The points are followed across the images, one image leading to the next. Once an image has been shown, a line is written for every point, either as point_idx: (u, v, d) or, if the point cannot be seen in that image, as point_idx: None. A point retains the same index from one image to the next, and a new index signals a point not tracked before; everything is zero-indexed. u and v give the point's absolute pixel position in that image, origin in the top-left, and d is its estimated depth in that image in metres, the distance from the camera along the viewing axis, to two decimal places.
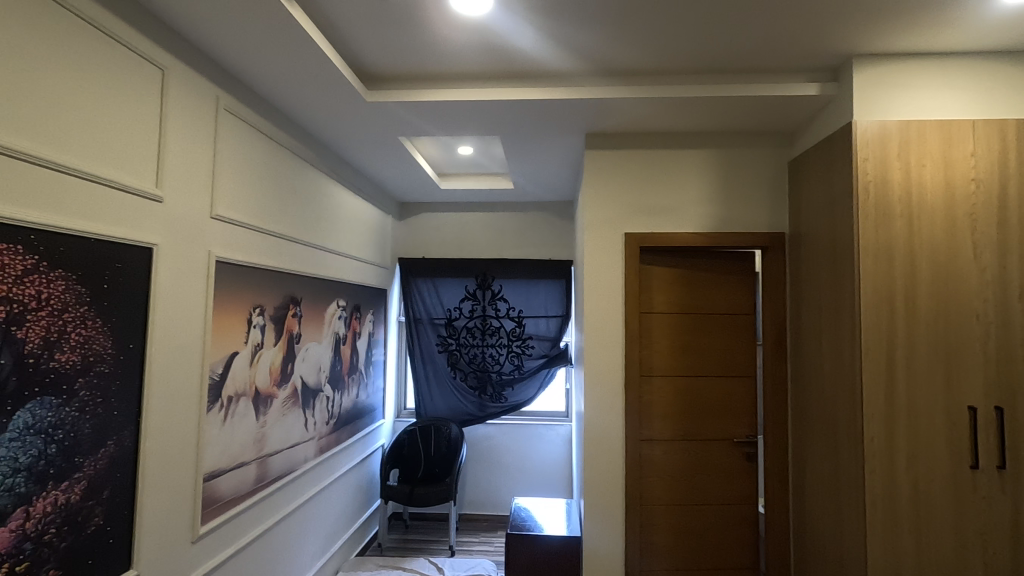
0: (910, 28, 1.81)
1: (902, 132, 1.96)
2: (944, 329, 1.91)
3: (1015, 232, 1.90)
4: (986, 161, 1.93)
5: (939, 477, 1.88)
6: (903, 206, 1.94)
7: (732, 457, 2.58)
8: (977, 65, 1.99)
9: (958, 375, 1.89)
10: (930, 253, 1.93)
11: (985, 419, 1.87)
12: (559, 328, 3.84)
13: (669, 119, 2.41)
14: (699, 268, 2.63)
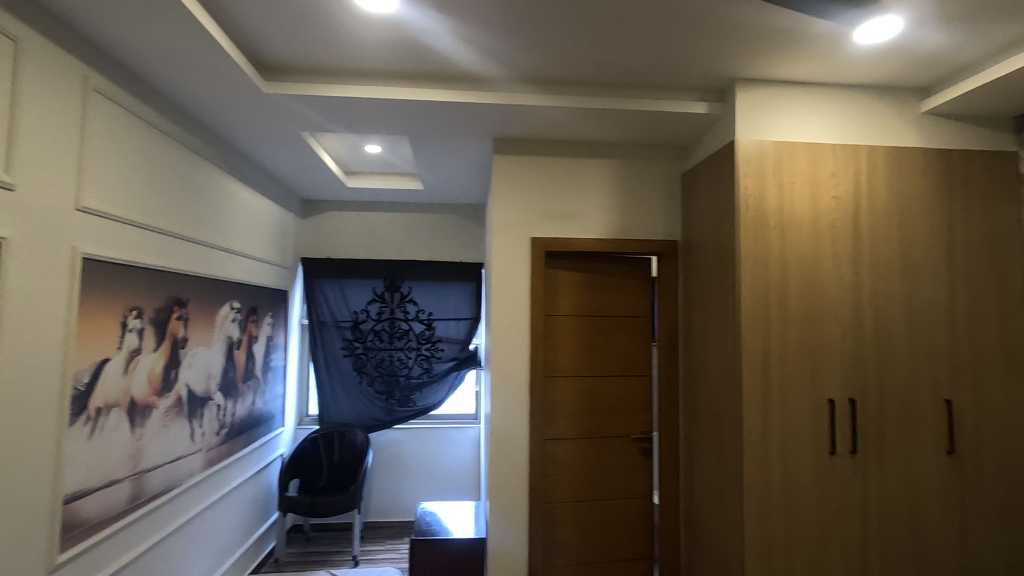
0: (783, 58, 2.00)
1: (776, 152, 2.16)
2: (809, 330, 2.12)
3: (866, 245, 2.16)
4: (844, 181, 2.18)
5: (805, 463, 2.09)
6: (777, 219, 2.14)
7: (629, 453, 2.71)
8: (837, 95, 2.24)
9: (820, 371, 2.12)
10: (798, 262, 2.14)
11: (842, 410, 2.11)
12: (469, 331, 3.84)
13: (573, 128, 2.49)
14: (601, 272, 2.74)
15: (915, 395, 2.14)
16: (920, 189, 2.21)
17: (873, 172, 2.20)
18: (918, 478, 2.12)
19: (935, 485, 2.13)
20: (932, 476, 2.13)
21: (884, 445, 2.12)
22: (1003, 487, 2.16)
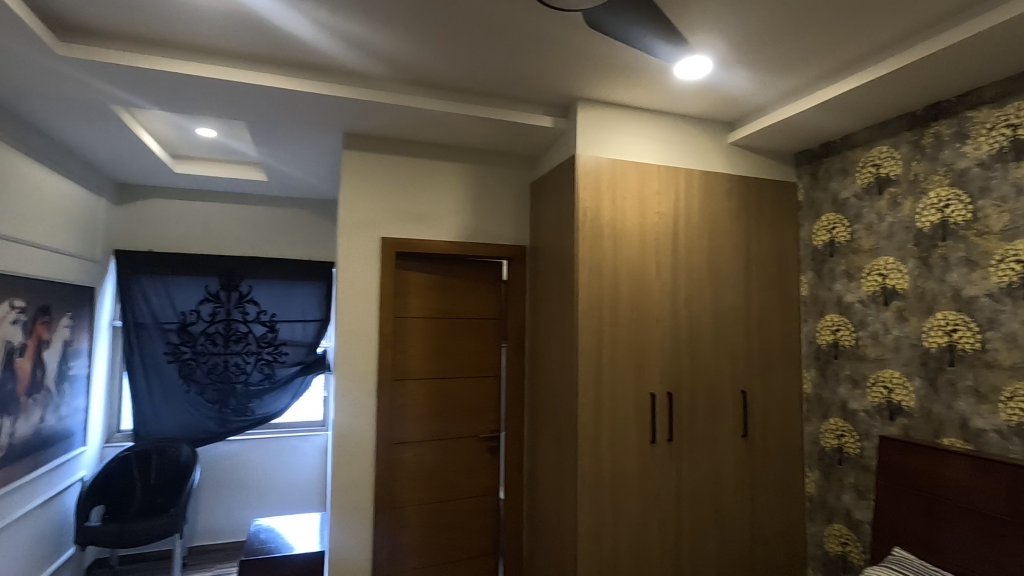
0: (617, 83, 2.20)
1: (611, 168, 2.36)
2: (636, 331, 2.35)
3: (683, 256, 2.45)
4: (666, 199, 2.45)
5: (630, 452, 2.30)
6: (611, 230, 2.34)
7: (477, 453, 2.76)
8: (662, 122, 2.50)
9: (644, 368, 2.35)
10: (628, 269, 2.36)
11: (662, 403, 2.36)
12: (317, 333, 3.65)
13: (425, 130, 2.49)
14: (453, 275, 2.76)
15: (719, 388, 2.47)
16: (726, 210, 2.56)
17: (689, 192, 2.50)
18: (720, 459, 2.45)
19: (733, 465, 2.47)
20: (731, 457, 2.47)
21: (694, 432, 2.41)
22: (783, 463, 2.58)
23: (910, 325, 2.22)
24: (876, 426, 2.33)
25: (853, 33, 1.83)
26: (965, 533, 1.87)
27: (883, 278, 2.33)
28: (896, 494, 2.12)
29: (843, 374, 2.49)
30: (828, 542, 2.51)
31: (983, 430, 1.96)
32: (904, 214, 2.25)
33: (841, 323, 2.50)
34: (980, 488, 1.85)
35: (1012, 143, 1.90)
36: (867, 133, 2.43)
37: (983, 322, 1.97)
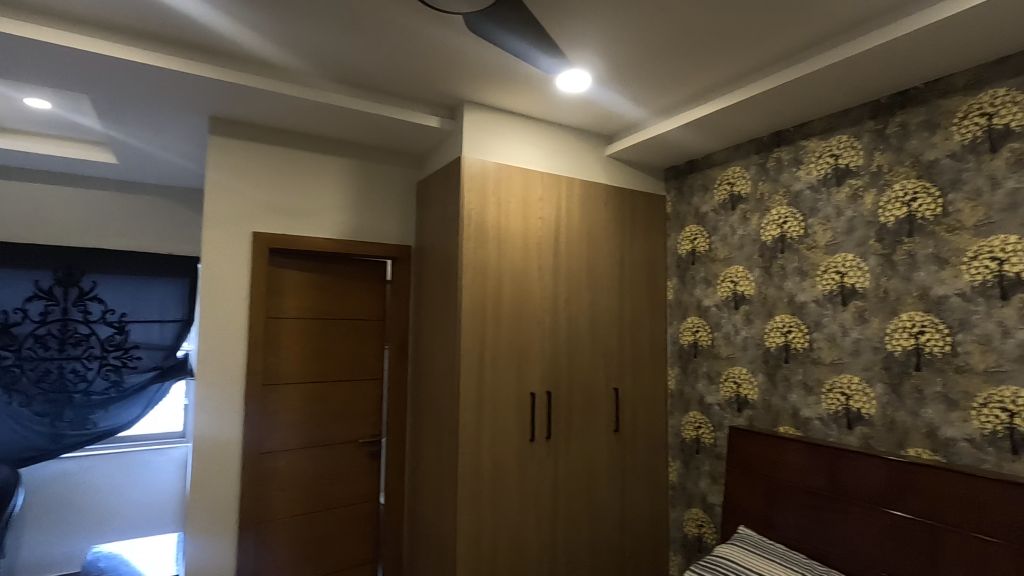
0: (503, 89, 2.24)
1: (496, 172, 2.40)
2: (518, 333, 2.41)
3: (563, 261, 2.56)
4: (548, 205, 2.54)
5: (510, 451, 2.35)
6: (495, 233, 2.38)
7: (356, 458, 2.66)
8: (546, 130, 2.60)
9: (525, 369, 2.41)
10: (511, 272, 2.41)
11: (541, 402, 2.44)
12: (177, 335, 3.33)
13: (304, 120, 2.36)
14: (333, 274, 2.64)
15: (594, 386, 2.61)
16: (603, 218, 2.72)
17: (570, 199, 2.61)
18: (593, 454, 2.58)
19: (605, 459, 2.62)
20: (604, 451, 2.62)
21: (571, 429, 2.52)
22: (649, 454, 2.78)
23: (755, 327, 2.50)
24: (727, 418, 2.59)
25: (713, 62, 2.03)
26: (795, 509, 2.14)
27: (734, 285, 2.60)
28: (743, 479, 2.36)
29: (701, 371, 2.74)
30: (686, 525, 2.75)
31: (810, 418, 2.26)
32: (752, 228, 2.53)
33: (700, 325, 2.76)
34: (809, 470, 2.13)
35: (834, 171, 2.21)
36: (723, 154, 2.70)
37: (811, 324, 2.27)
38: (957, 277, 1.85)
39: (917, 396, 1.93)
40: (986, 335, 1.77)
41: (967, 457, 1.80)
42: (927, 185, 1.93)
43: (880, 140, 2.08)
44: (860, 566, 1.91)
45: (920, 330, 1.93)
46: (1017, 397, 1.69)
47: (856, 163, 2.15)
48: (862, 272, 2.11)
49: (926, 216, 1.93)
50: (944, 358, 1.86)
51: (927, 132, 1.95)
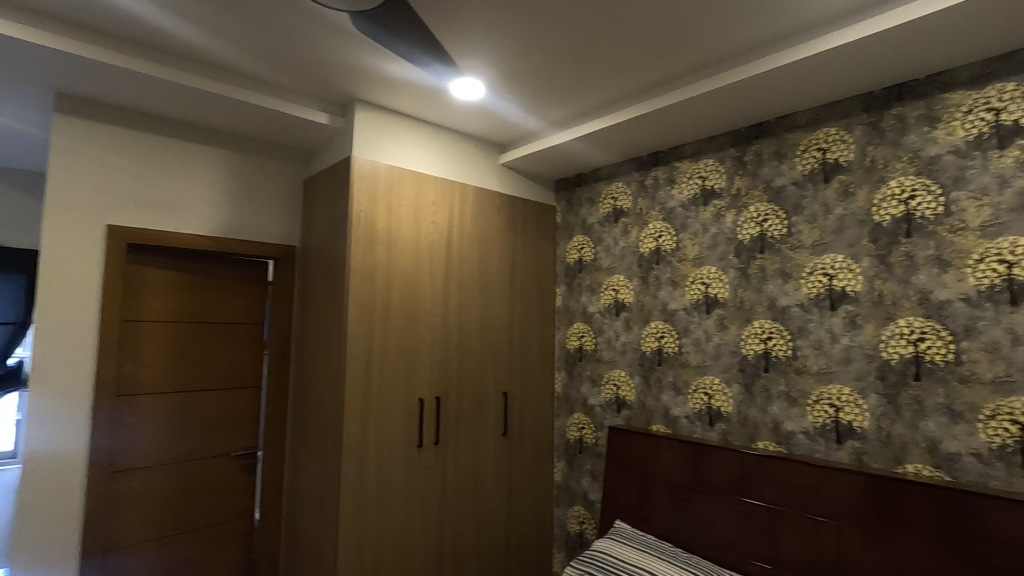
0: (396, 91, 2.21)
1: (388, 174, 2.36)
2: (407, 338, 2.37)
3: (455, 266, 2.57)
4: (441, 210, 2.54)
5: (397, 459, 2.31)
6: (386, 235, 2.33)
7: (228, 473, 2.47)
8: (440, 135, 2.60)
9: (414, 374, 2.38)
10: (402, 276, 2.37)
11: (430, 407, 2.43)
12: (8, 340, 2.93)
13: (174, 106, 2.16)
14: (205, 274, 2.44)
15: (483, 391, 2.64)
16: (495, 225, 2.77)
17: (463, 205, 2.63)
18: (481, 458, 2.61)
19: (493, 462, 2.66)
20: (492, 455, 2.65)
21: (459, 434, 2.53)
22: (536, 456, 2.86)
23: (633, 332, 2.67)
24: (607, 418, 2.74)
25: (600, 81, 2.15)
26: (664, 501, 2.31)
27: (616, 293, 2.76)
28: (620, 476, 2.51)
29: (585, 374, 2.87)
30: (569, 523, 2.86)
31: (678, 416, 2.46)
32: (633, 240, 2.71)
33: (585, 331, 2.90)
34: (676, 465, 2.31)
35: (702, 191, 2.44)
36: (608, 169, 2.87)
37: (681, 330, 2.47)
38: (798, 289, 2.11)
39: (766, 395, 2.17)
40: (818, 340, 2.04)
41: (803, 447, 2.05)
42: (776, 208, 2.19)
43: (739, 166, 2.32)
44: (718, 549, 2.11)
45: (768, 336, 2.18)
46: (841, 393, 1.97)
47: (720, 185, 2.38)
48: (723, 283, 2.34)
49: (774, 235, 2.18)
50: (787, 360, 2.12)
51: (776, 162, 2.21)
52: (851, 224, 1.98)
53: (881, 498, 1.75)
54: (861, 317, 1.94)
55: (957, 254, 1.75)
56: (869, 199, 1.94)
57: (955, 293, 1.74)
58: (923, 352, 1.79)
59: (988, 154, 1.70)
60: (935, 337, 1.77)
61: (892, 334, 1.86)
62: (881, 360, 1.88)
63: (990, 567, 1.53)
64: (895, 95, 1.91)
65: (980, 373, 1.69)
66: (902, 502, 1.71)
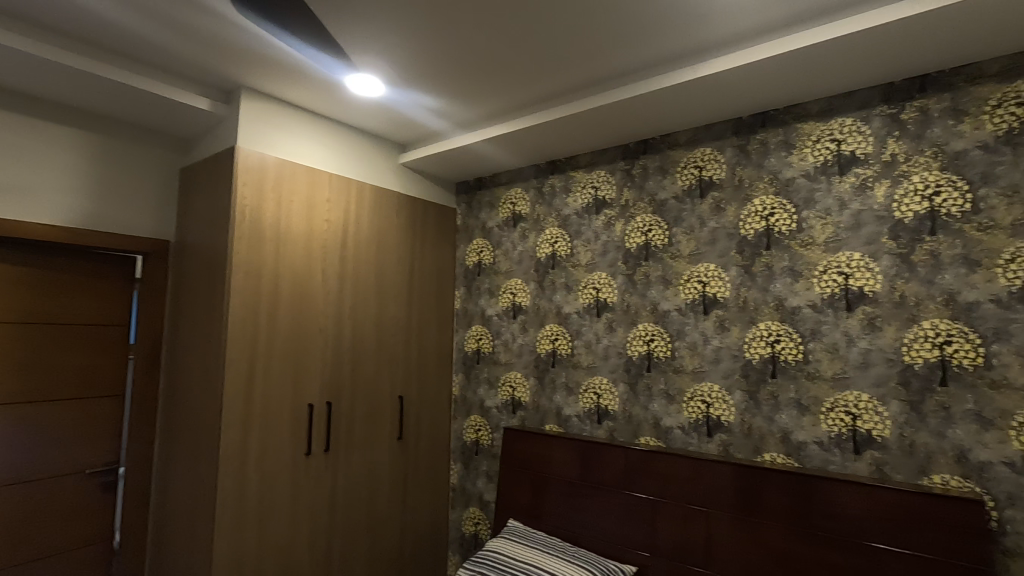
0: (288, 80, 2.10)
1: (277, 168, 2.23)
2: (296, 341, 2.26)
3: (349, 267, 2.49)
4: (336, 208, 2.45)
5: (282, 468, 2.18)
6: (273, 233, 2.20)
7: (82, 493, 2.19)
8: (335, 130, 2.51)
9: (302, 379, 2.27)
10: (291, 276, 2.26)
11: (319, 413, 2.33)
12: None
13: (19, 76, 1.89)
14: (57, 268, 2.16)
15: (378, 395, 2.58)
16: (393, 225, 2.72)
17: (359, 204, 2.56)
18: (375, 464, 2.54)
19: (387, 467, 2.60)
20: (385, 460, 2.60)
21: (351, 440, 2.45)
22: (432, 460, 2.84)
23: (529, 335, 2.74)
24: (503, 419, 2.79)
25: (499, 88, 2.19)
26: (555, 498, 2.40)
27: (513, 296, 2.82)
28: (514, 476, 2.56)
29: (482, 376, 2.90)
30: (464, 524, 2.88)
31: (570, 415, 2.56)
32: (530, 245, 2.79)
33: (483, 333, 2.93)
34: (567, 463, 2.40)
35: (594, 201, 2.56)
36: (508, 175, 2.92)
37: (573, 333, 2.58)
38: (677, 295, 2.28)
39: (648, 393, 2.32)
40: (693, 342, 2.22)
41: (679, 441, 2.23)
42: (659, 219, 2.35)
43: (628, 178, 2.47)
44: (603, 541, 2.22)
45: (651, 339, 2.33)
46: (712, 391, 2.16)
47: (610, 196, 2.52)
48: (612, 288, 2.47)
49: (658, 244, 2.35)
50: (666, 361, 2.28)
51: (660, 176, 2.37)
52: (722, 237, 2.18)
53: (744, 484, 1.94)
54: (729, 321, 2.14)
55: (807, 266, 1.98)
56: (737, 214, 2.15)
57: (805, 300, 1.97)
58: (778, 352, 2.01)
59: (831, 179, 1.95)
60: (788, 339, 2.00)
61: (754, 337, 2.07)
62: (745, 360, 2.09)
63: (829, 540, 1.75)
64: (759, 122, 2.13)
65: (822, 371, 1.92)
66: (760, 489, 1.90)
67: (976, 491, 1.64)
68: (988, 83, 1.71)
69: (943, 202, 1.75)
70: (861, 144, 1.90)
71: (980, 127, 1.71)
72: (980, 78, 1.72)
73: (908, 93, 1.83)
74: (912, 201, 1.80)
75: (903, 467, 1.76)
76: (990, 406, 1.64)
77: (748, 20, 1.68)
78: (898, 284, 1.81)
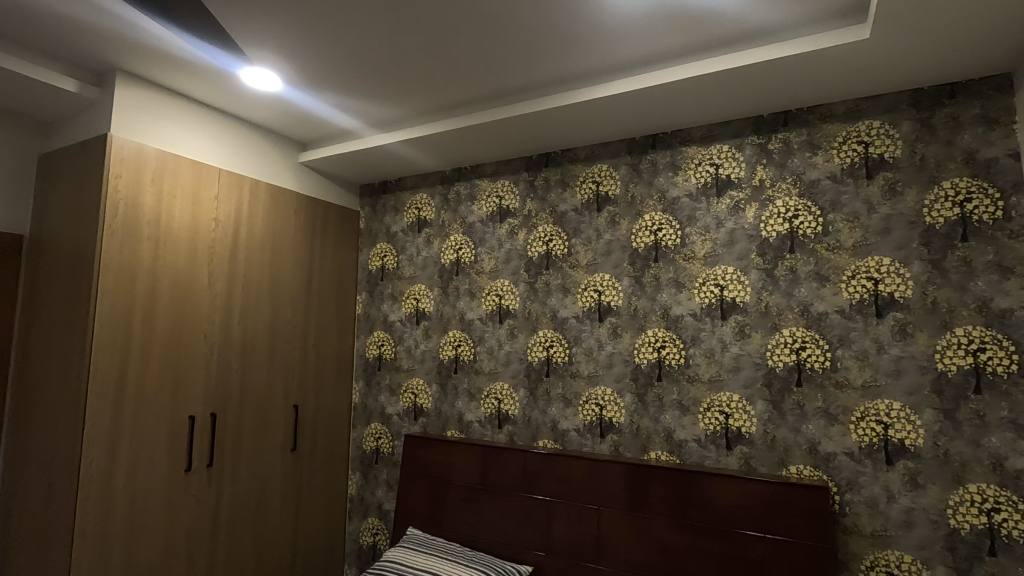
0: (172, 67, 1.96)
1: (158, 161, 2.06)
2: (175, 348, 2.09)
3: (239, 269, 2.35)
4: (225, 206, 2.30)
5: (156, 487, 2.00)
6: (152, 230, 2.03)
7: None
8: (227, 124, 2.36)
9: (182, 389, 2.11)
10: (171, 278, 2.09)
11: (202, 426, 2.17)
12: None
13: None
14: None
15: (269, 404, 2.45)
16: (290, 227, 2.60)
17: (253, 203, 2.42)
18: (265, 478, 2.41)
19: (278, 481, 2.47)
20: (276, 473, 2.47)
21: (238, 453, 2.30)
22: (328, 471, 2.74)
23: (432, 341, 2.73)
24: (404, 427, 2.75)
25: (403, 94, 2.18)
26: (456, 504, 2.40)
27: (416, 302, 2.80)
28: (414, 484, 2.53)
29: (383, 383, 2.85)
30: (362, 536, 2.80)
31: (471, 421, 2.58)
32: (434, 251, 2.78)
33: (385, 339, 2.88)
34: (468, 468, 2.42)
35: (498, 210, 2.62)
36: (413, 180, 2.90)
37: (476, 339, 2.61)
38: (574, 303, 2.39)
39: (546, 397, 2.41)
40: (589, 348, 2.33)
41: (574, 443, 2.33)
42: (559, 230, 2.45)
43: (531, 189, 2.55)
44: (501, 544, 2.26)
45: (550, 345, 2.42)
46: (605, 394, 2.28)
47: (514, 205, 2.58)
48: (514, 296, 2.53)
49: (557, 254, 2.44)
50: (564, 366, 2.38)
51: (561, 189, 2.47)
52: (616, 249, 2.32)
53: (633, 482, 2.06)
54: (621, 328, 2.27)
55: (689, 278, 2.15)
56: (630, 228, 2.29)
57: (687, 309, 2.15)
58: (664, 357, 2.17)
59: (710, 199, 2.14)
60: (672, 345, 2.16)
61: (643, 343, 2.22)
62: (635, 365, 2.23)
63: (705, 530, 1.91)
64: (649, 144, 2.29)
65: (701, 374, 2.10)
66: (647, 487, 2.03)
67: (824, 478, 1.87)
68: (835, 122, 1.97)
69: (801, 224, 1.98)
70: (735, 169, 2.11)
71: (831, 160, 1.96)
72: (830, 117, 1.98)
73: (774, 126, 2.06)
74: (776, 223, 2.02)
75: (766, 460, 1.96)
76: (835, 403, 1.88)
77: (638, 48, 1.81)
78: (764, 295, 2.02)
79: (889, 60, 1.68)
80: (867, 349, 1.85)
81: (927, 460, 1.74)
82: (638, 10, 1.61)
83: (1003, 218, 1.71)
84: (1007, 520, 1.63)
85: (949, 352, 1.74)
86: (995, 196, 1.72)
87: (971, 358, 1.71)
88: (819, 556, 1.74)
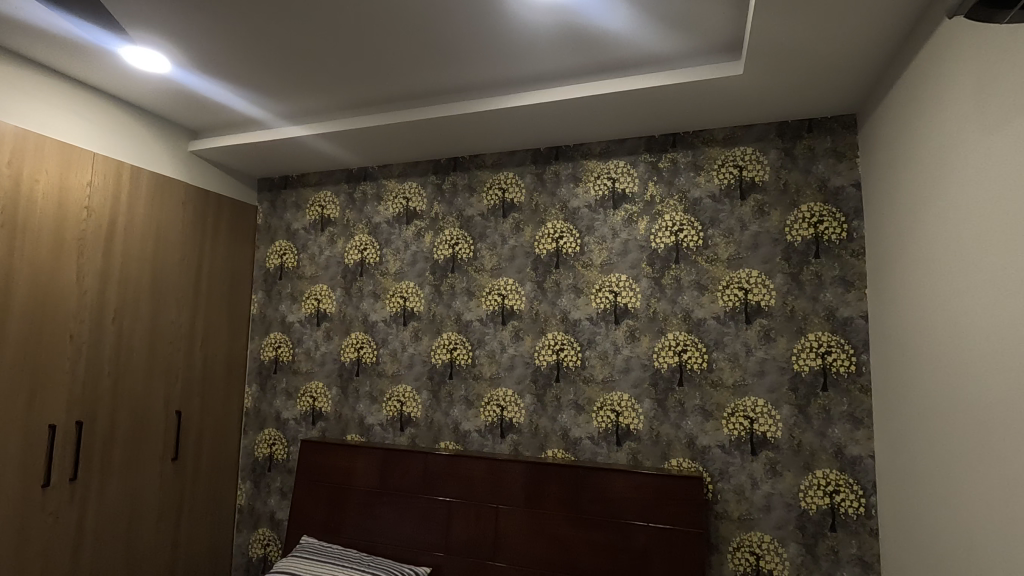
0: (37, 37, 1.76)
1: (16, 140, 1.84)
2: (33, 350, 1.88)
3: (115, 264, 2.16)
4: (100, 193, 2.11)
5: (6, 505, 1.78)
6: (7, 219, 1.81)
7: None
8: (104, 104, 2.16)
9: (41, 396, 1.89)
10: (31, 273, 1.87)
11: (64, 435, 1.96)
12: None
13: None
14: None
15: (147, 409, 2.27)
16: (177, 219, 2.42)
17: (133, 192, 2.23)
18: (138, 490, 2.22)
19: (154, 492, 2.29)
20: (153, 486, 2.28)
21: (108, 464, 2.11)
22: (213, 481, 2.58)
23: (333, 343, 2.66)
24: (301, 431, 2.66)
25: (306, 89, 2.12)
26: (355, 509, 2.36)
27: (317, 302, 2.71)
28: (309, 491, 2.45)
29: (279, 386, 2.73)
30: (251, 548, 2.66)
31: (372, 424, 2.54)
32: (338, 250, 2.71)
33: (281, 340, 2.76)
34: (368, 472, 2.38)
35: (405, 211, 2.61)
36: (316, 177, 2.81)
37: (379, 341, 2.58)
38: (479, 306, 2.43)
39: (448, 400, 2.43)
40: (492, 350, 2.39)
41: (475, 443, 2.37)
42: (465, 234, 2.49)
43: (438, 193, 2.57)
44: (400, 547, 2.25)
45: (454, 347, 2.44)
46: (506, 395, 2.34)
47: (420, 208, 2.59)
48: (418, 297, 2.54)
49: (463, 257, 2.48)
50: (467, 368, 2.42)
51: (468, 194, 2.52)
52: (519, 254, 2.39)
53: (531, 480, 2.14)
54: (522, 331, 2.35)
55: (587, 284, 2.28)
56: (533, 235, 2.38)
57: (584, 313, 2.27)
58: (562, 359, 2.27)
59: (607, 211, 2.28)
60: (570, 348, 2.27)
61: (543, 346, 2.31)
62: (535, 366, 2.31)
63: (594, 522, 2.03)
64: (553, 155, 2.40)
65: (595, 375, 2.22)
66: (543, 483, 2.12)
67: (699, 469, 2.05)
68: (715, 146, 2.18)
69: (685, 238, 2.17)
70: (629, 183, 2.26)
71: (711, 180, 2.16)
72: (711, 141, 2.18)
73: (664, 146, 2.24)
74: (664, 235, 2.20)
75: (651, 454, 2.13)
76: (710, 401, 2.08)
77: (541, 65, 1.91)
78: (652, 302, 2.18)
79: (760, 94, 1.89)
80: (737, 351, 2.07)
81: (783, 450, 1.98)
82: (544, 27, 1.69)
83: (846, 239, 1.98)
84: (844, 500, 1.89)
85: (803, 355, 1.99)
86: (841, 220, 1.99)
87: (820, 360, 1.96)
88: (693, 540, 1.92)
